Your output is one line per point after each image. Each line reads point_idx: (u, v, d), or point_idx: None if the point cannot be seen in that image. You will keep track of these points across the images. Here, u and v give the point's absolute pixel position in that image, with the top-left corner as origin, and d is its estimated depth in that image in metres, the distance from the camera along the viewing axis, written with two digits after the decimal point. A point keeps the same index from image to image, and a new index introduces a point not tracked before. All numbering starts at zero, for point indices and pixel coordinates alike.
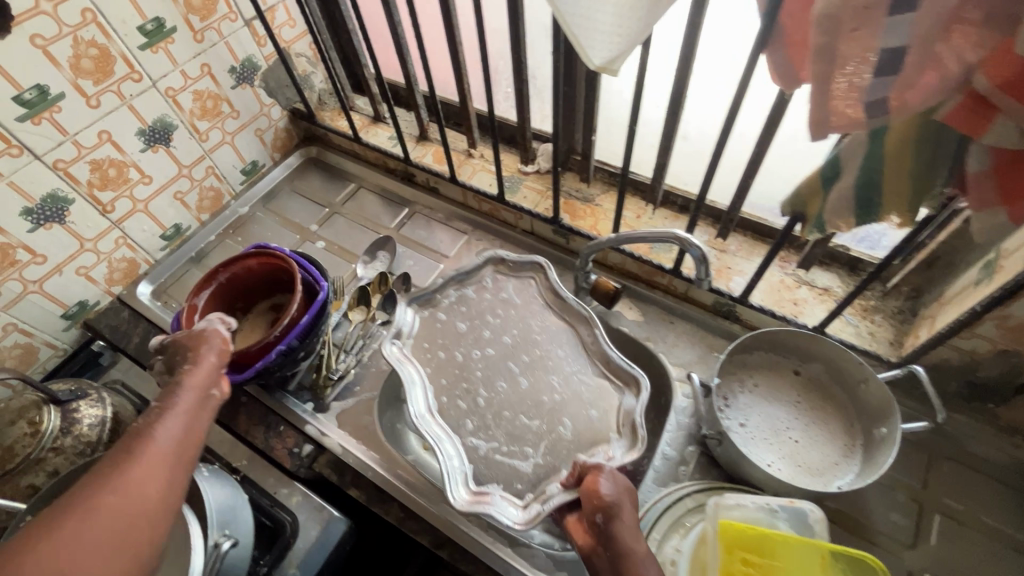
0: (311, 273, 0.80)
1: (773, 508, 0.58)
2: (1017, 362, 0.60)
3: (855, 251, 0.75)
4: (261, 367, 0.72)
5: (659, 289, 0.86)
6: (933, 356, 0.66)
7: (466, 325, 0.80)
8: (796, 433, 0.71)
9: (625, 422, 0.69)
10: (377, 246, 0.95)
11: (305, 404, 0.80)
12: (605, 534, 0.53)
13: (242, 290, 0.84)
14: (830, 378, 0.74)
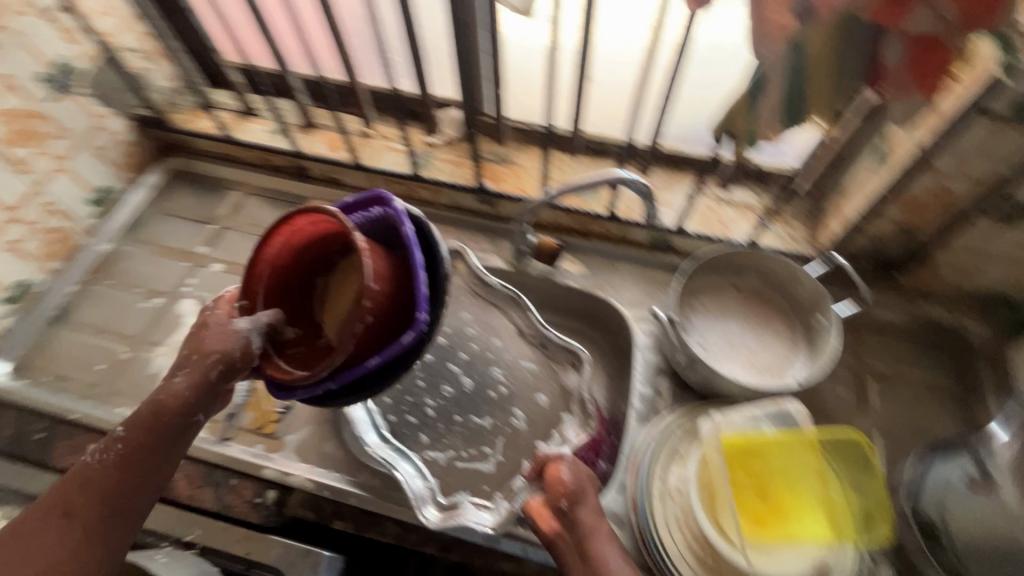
0: (414, 259, 0.51)
1: (754, 413, 0.60)
2: (915, 235, 0.69)
3: (765, 165, 0.80)
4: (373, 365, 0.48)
5: (595, 237, 0.86)
6: (848, 244, 0.74)
7: None
8: (749, 341, 0.76)
9: (573, 402, 0.70)
10: None
11: (255, 448, 0.70)
12: (571, 517, 0.55)
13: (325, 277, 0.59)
14: (765, 285, 0.79)
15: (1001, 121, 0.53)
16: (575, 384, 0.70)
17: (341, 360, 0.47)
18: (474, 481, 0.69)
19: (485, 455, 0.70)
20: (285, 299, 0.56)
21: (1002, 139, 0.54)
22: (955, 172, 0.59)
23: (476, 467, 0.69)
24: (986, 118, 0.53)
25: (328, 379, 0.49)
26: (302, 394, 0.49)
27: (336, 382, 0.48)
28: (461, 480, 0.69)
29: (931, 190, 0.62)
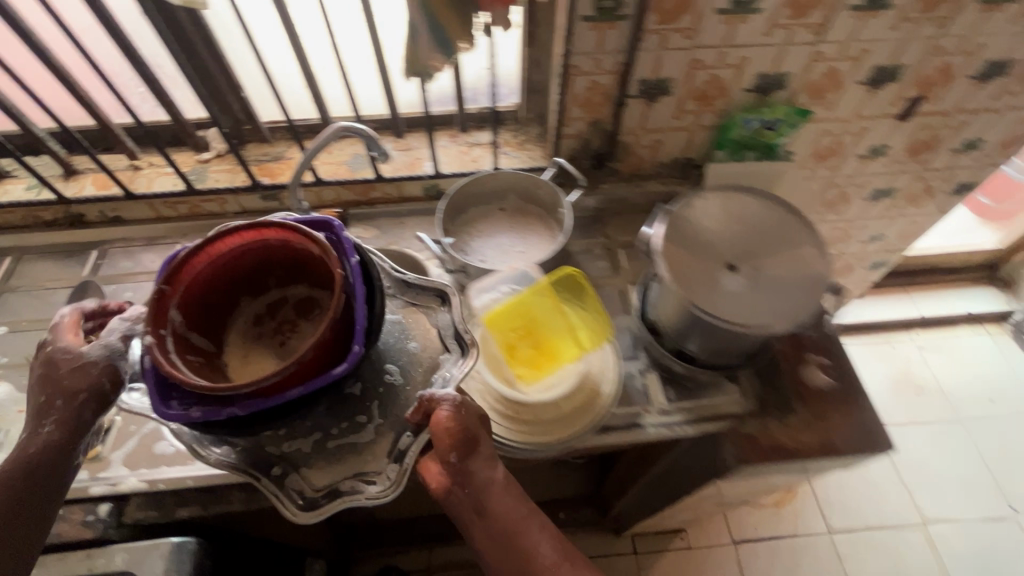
0: (359, 325, 0.55)
1: (503, 285, 0.75)
2: (602, 126, 0.88)
3: (474, 108, 0.95)
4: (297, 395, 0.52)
5: (379, 203, 0.97)
6: (565, 148, 0.92)
7: None
8: (521, 246, 0.91)
9: (449, 337, 0.66)
10: (76, 296, 0.84)
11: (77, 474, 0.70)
12: (460, 472, 0.56)
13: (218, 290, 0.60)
14: (523, 201, 0.95)
15: (594, 21, 0.73)
16: (446, 323, 0.68)
17: (258, 384, 0.51)
18: (359, 458, 0.60)
19: (362, 425, 0.62)
20: (206, 311, 0.59)
21: (604, 34, 0.74)
22: (593, 67, 0.79)
23: (354, 453, 0.61)
24: (584, 21, 0.72)
25: (235, 403, 0.52)
26: (200, 413, 0.51)
27: (241, 411, 0.51)
28: (338, 472, 0.60)
29: (588, 86, 0.82)
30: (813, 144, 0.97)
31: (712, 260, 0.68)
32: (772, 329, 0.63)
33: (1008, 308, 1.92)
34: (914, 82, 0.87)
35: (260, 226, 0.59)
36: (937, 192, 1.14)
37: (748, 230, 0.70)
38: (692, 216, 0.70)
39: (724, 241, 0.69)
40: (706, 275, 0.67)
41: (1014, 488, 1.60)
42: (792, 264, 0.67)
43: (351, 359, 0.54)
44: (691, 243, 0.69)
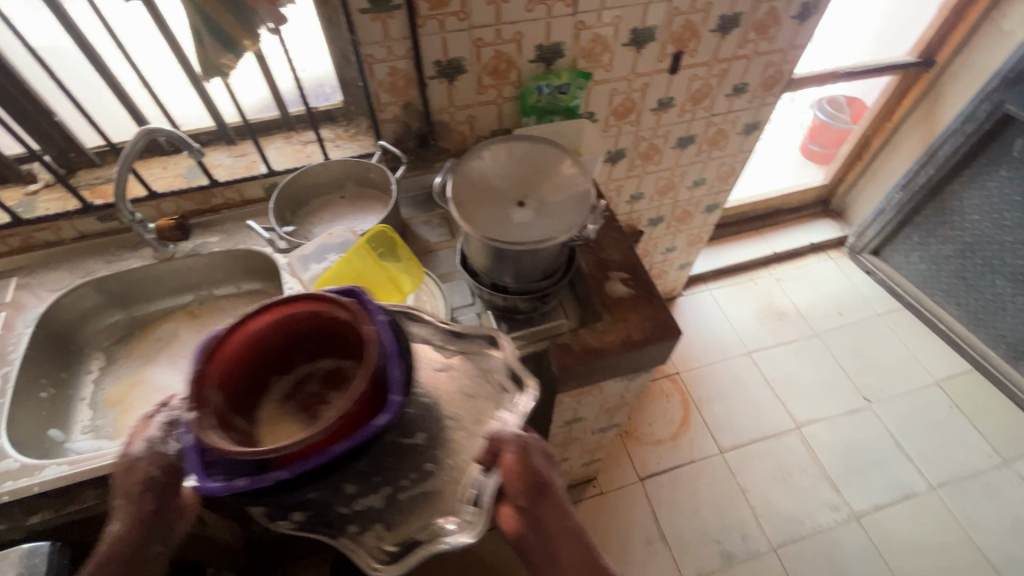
0: (399, 375, 0.48)
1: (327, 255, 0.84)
2: (415, 108, 0.99)
3: (321, 106, 1.03)
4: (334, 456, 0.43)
5: (224, 209, 1.02)
6: (388, 133, 1.01)
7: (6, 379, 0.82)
8: (362, 224, 0.99)
9: (490, 376, 0.59)
10: None
11: None
12: (531, 516, 0.55)
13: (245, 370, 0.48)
14: (361, 186, 1.04)
15: (372, 13, 0.83)
16: (499, 369, 0.59)
17: (300, 440, 0.42)
18: (442, 501, 0.50)
19: (431, 474, 0.52)
20: (252, 389, 0.49)
21: (385, 24, 0.85)
22: (386, 54, 0.89)
23: (421, 501, 0.51)
24: (362, 13, 0.82)
25: (279, 465, 0.42)
26: (246, 480, 0.42)
27: (285, 474, 0.42)
28: (421, 514, 0.50)
29: (388, 72, 0.92)
30: (608, 103, 1.12)
31: (502, 201, 0.79)
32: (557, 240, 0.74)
33: (841, 234, 2.22)
34: (669, 40, 1.04)
35: (293, 304, 0.50)
36: (730, 134, 1.34)
37: (528, 171, 0.83)
38: (480, 170, 0.83)
39: (511, 184, 0.81)
40: (499, 212, 0.78)
41: (865, 382, 1.85)
42: (566, 190, 0.80)
43: (393, 403, 0.46)
44: (482, 191, 0.80)
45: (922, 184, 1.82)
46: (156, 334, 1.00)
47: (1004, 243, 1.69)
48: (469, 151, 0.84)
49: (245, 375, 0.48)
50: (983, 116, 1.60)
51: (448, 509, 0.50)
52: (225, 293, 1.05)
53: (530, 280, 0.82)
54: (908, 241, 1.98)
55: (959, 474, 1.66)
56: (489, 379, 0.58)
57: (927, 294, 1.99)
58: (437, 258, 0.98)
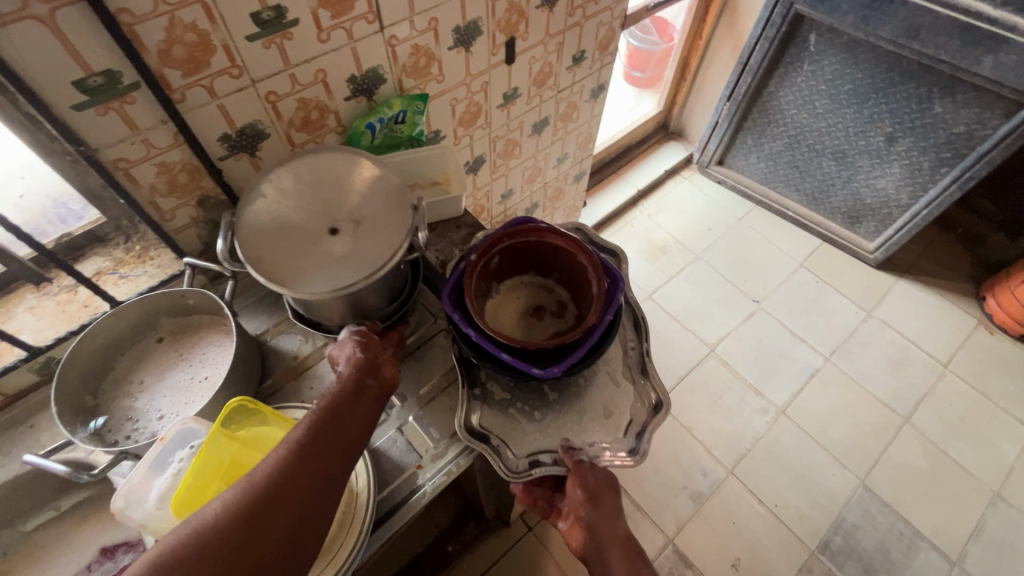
0: (571, 362, 0.67)
1: (164, 460, 0.57)
2: (217, 201, 0.73)
3: (76, 230, 0.74)
4: (506, 360, 0.66)
5: None
6: (191, 240, 0.75)
7: None
8: (203, 370, 0.73)
9: (638, 430, 0.71)
10: None
11: None
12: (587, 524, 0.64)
13: (537, 253, 0.77)
14: (182, 316, 0.77)
15: (94, 105, 0.56)
16: (641, 420, 0.72)
17: (487, 333, 0.67)
18: (515, 434, 0.71)
19: (532, 415, 0.73)
20: (518, 255, 0.77)
21: (122, 113, 0.58)
22: (144, 150, 0.62)
23: (519, 417, 0.73)
24: (80, 110, 0.55)
25: (474, 332, 0.67)
26: (456, 317, 0.68)
27: (472, 335, 0.67)
28: (501, 428, 0.71)
29: (158, 170, 0.65)
30: (452, 115, 0.95)
31: (316, 241, 0.65)
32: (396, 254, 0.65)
33: (687, 152, 2.33)
34: (497, 29, 0.89)
35: (580, 248, 0.72)
36: (579, 104, 1.25)
37: (330, 191, 0.69)
38: (272, 213, 0.67)
39: (315, 214, 0.67)
40: (319, 257, 0.64)
41: (750, 286, 2.00)
42: (379, 194, 0.69)
43: (550, 372, 0.65)
44: (284, 239, 0.65)
45: (744, 91, 1.93)
46: None
47: (820, 128, 1.87)
48: (246, 198, 0.67)
49: (511, 254, 0.76)
50: (779, 20, 1.70)
51: (517, 444, 0.70)
52: (40, 523, 0.74)
53: (380, 309, 0.74)
54: (745, 145, 2.12)
55: (842, 338, 1.88)
56: (610, 421, 0.72)
57: (772, 188, 2.17)
58: (321, 375, 0.77)
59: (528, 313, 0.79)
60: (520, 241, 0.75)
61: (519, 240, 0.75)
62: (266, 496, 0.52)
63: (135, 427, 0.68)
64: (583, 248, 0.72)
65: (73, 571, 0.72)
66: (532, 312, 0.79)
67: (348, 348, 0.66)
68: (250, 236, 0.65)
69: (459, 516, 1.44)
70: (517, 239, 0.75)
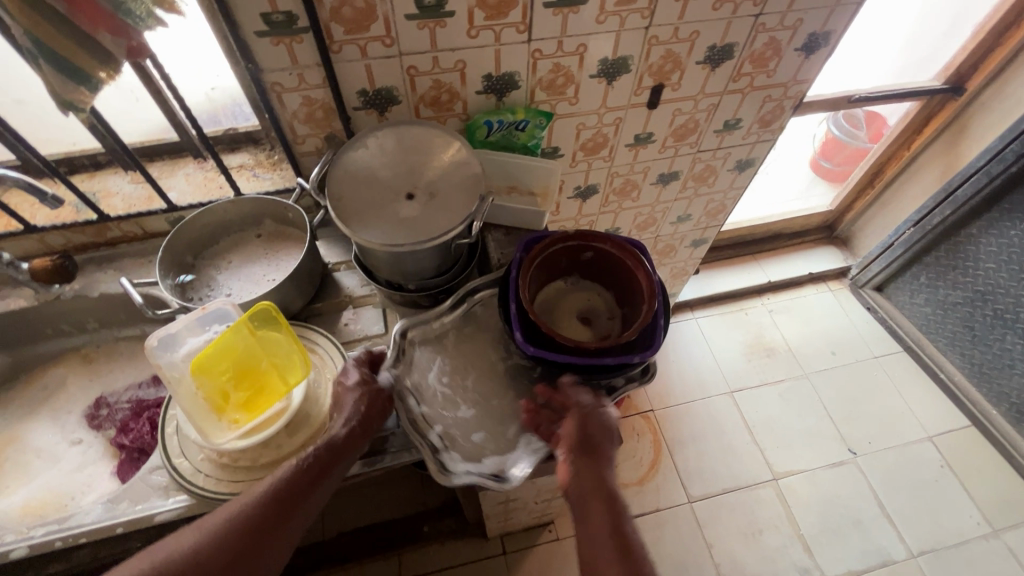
0: (547, 354, 0.67)
1: (197, 324, 0.68)
2: (340, 141, 0.84)
3: (241, 127, 0.92)
4: (512, 309, 0.70)
5: (123, 242, 0.90)
6: (310, 166, 0.87)
7: None
8: (274, 274, 0.85)
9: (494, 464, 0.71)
10: None
11: None
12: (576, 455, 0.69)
13: (624, 283, 0.76)
14: (280, 224, 0.90)
15: (272, 35, 0.68)
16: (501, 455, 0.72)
17: (517, 284, 0.71)
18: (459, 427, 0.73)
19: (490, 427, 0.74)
20: (609, 269, 0.77)
21: (290, 48, 0.70)
22: (299, 82, 0.74)
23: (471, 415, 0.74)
24: (261, 37, 0.68)
25: (514, 277, 0.72)
26: (517, 257, 0.73)
27: (512, 276, 0.72)
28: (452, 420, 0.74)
29: (304, 102, 0.77)
30: (574, 138, 0.97)
31: (391, 202, 0.73)
32: (450, 232, 0.70)
33: (845, 264, 2.06)
34: (646, 71, 0.88)
35: (652, 299, 0.69)
36: (719, 170, 1.18)
37: (417, 160, 0.76)
38: (366, 164, 0.75)
39: (399, 176, 0.75)
40: (387, 215, 0.72)
41: (853, 433, 1.72)
42: (457, 176, 0.75)
43: (523, 345, 0.67)
44: (366, 188, 0.74)
45: (937, 223, 1.66)
46: (43, 381, 0.89)
47: (1019, 297, 1.54)
48: (350, 145, 0.76)
49: (603, 261, 0.76)
50: (1012, 158, 1.43)
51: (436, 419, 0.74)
52: (126, 335, 0.93)
53: (422, 278, 0.79)
54: (916, 282, 1.82)
55: (943, 541, 1.54)
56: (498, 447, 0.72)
57: (931, 340, 1.84)
58: (356, 319, 0.85)
59: (577, 316, 0.79)
60: (617, 256, 0.73)
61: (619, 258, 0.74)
62: (225, 553, 0.59)
63: (207, 296, 0.82)
64: (653, 301, 0.69)
65: (132, 381, 0.89)
66: (585, 318, 0.79)
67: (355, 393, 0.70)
68: (340, 176, 0.74)
69: (445, 505, 1.48)
70: (617, 254, 0.74)
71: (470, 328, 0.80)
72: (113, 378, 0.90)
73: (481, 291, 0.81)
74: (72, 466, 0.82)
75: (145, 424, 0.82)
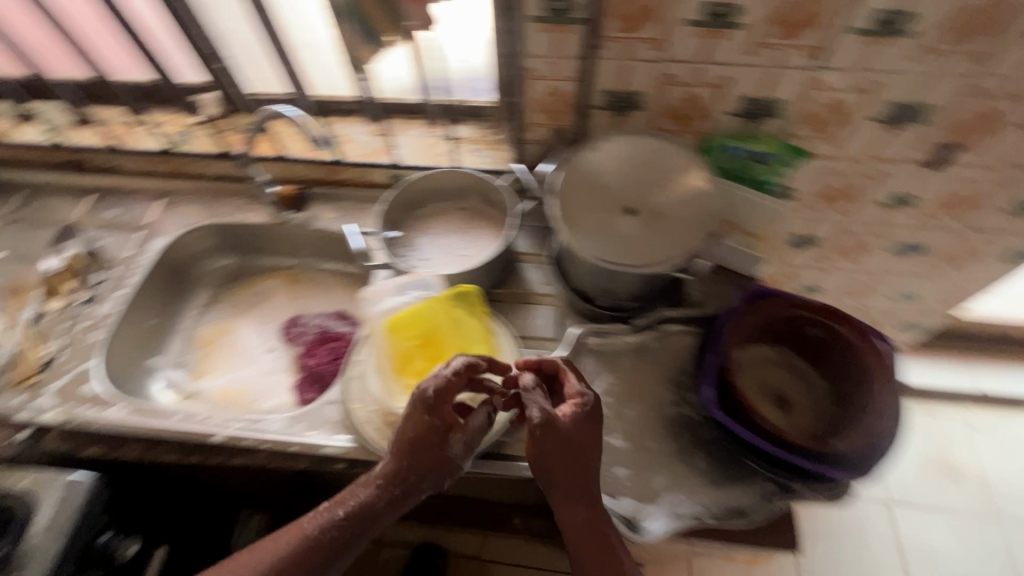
0: (733, 423, 0.62)
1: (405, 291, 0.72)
2: (568, 136, 0.82)
3: (475, 102, 0.91)
4: (710, 360, 0.66)
5: (347, 185, 0.98)
6: (530, 154, 0.86)
7: (118, 308, 0.87)
8: (468, 249, 0.88)
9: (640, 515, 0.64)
10: (62, 238, 0.93)
11: (38, 403, 0.77)
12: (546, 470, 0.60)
13: (850, 376, 0.65)
14: (483, 203, 0.92)
15: (548, 22, 0.66)
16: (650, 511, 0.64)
17: (723, 336, 0.67)
18: (617, 461, 0.67)
19: (652, 477, 0.66)
20: (836, 354, 0.67)
21: (561, 36, 0.68)
22: (554, 73, 0.73)
23: (634, 453, 0.68)
24: (537, 21, 0.66)
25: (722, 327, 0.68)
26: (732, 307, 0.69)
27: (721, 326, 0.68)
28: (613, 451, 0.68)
29: (550, 92, 0.76)
30: (816, 183, 0.85)
31: (613, 217, 0.69)
32: (657, 269, 0.65)
33: None
34: (945, 127, 0.72)
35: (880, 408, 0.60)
36: (983, 257, 0.96)
37: (650, 178, 0.70)
38: (598, 169, 0.71)
39: (627, 191, 0.70)
40: (607, 230, 0.68)
41: None
42: (690, 207, 0.68)
43: (710, 406, 0.64)
44: (592, 196, 0.70)
45: None
46: (256, 288, 1.02)
47: None
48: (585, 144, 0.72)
49: (832, 344, 0.67)
50: None
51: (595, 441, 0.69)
52: (328, 267, 1.03)
53: (616, 298, 0.74)
54: None
55: None
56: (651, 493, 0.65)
57: None
58: (533, 315, 0.84)
59: (781, 389, 0.70)
60: (853, 345, 0.64)
61: (853, 347, 0.64)
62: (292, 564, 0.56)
63: (406, 255, 0.87)
64: (881, 412, 0.60)
65: (323, 310, 1.00)
66: (789, 395, 0.69)
67: (442, 390, 0.61)
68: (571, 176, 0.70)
69: None
70: (852, 342, 0.65)
71: (650, 362, 0.74)
72: (310, 302, 1.00)
73: (668, 325, 0.75)
74: (261, 369, 0.93)
75: (328, 353, 0.92)
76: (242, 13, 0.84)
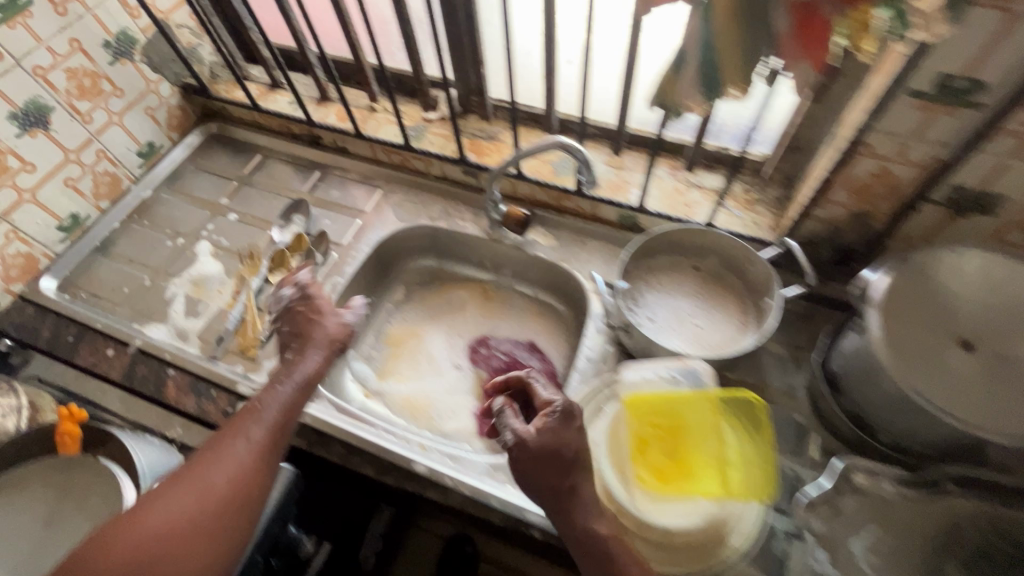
0: None
1: (671, 373, 0.62)
2: (868, 222, 0.69)
3: (724, 147, 0.84)
4: None
5: (568, 214, 0.91)
6: (803, 230, 0.74)
7: (333, 295, 0.88)
8: (700, 319, 0.78)
9: None
10: (291, 211, 0.95)
11: (255, 378, 0.79)
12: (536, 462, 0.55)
13: None
14: (724, 268, 0.81)
15: (925, 98, 0.54)
16: None
17: None
18: None
19: None
20: None
21: (932, 117, 0.55)
22: (894, 154, 0.60)
23: None
24: (910, 95, 0.54)
25: None
26: None
27: None
28: None
29: (874, 173, 0.63)
30: None
31: (941, 349, 0.58)
32: (980, 435, 0.52)
33: None
34: None
35: None
36: None
37: (1004, 319, 0.57)
38: (939, 285, 0.58)
39: (964, 325, 0.58)
40: (931, 363, 0.57)
41: None
42: None
43: None
44: (920, 314, 0.59)
45: None
46: (449, 295, 0.99)
47: None
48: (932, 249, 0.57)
49: None
50: None
51: None
52: (523, 290, 0.97)
53: (908, 443, 0.60)
54: None
55: None
56: None
57: None
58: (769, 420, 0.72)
59: None
60: None
61: None
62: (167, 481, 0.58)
63: (631, 310, 0.79)
64: None
65: (514, 336, 0.94)
66: None
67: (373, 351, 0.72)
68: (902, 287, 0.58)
69: None
70: None
71: (939, 531, 0.59)
72: (499, 324, 0.96)
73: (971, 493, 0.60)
74: (447, 386, 0.90)
75: None
76: (518, 21, 0.80)
